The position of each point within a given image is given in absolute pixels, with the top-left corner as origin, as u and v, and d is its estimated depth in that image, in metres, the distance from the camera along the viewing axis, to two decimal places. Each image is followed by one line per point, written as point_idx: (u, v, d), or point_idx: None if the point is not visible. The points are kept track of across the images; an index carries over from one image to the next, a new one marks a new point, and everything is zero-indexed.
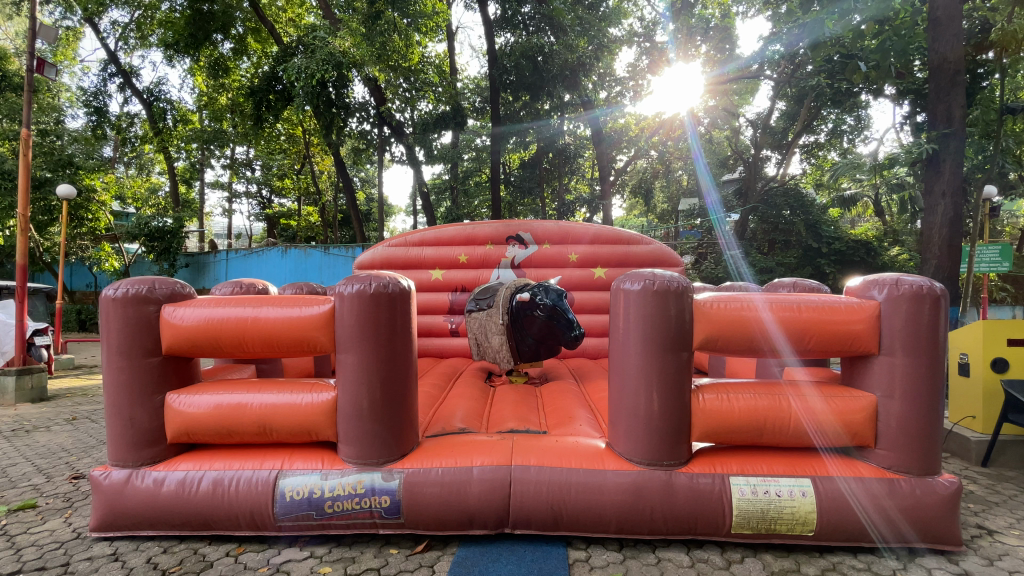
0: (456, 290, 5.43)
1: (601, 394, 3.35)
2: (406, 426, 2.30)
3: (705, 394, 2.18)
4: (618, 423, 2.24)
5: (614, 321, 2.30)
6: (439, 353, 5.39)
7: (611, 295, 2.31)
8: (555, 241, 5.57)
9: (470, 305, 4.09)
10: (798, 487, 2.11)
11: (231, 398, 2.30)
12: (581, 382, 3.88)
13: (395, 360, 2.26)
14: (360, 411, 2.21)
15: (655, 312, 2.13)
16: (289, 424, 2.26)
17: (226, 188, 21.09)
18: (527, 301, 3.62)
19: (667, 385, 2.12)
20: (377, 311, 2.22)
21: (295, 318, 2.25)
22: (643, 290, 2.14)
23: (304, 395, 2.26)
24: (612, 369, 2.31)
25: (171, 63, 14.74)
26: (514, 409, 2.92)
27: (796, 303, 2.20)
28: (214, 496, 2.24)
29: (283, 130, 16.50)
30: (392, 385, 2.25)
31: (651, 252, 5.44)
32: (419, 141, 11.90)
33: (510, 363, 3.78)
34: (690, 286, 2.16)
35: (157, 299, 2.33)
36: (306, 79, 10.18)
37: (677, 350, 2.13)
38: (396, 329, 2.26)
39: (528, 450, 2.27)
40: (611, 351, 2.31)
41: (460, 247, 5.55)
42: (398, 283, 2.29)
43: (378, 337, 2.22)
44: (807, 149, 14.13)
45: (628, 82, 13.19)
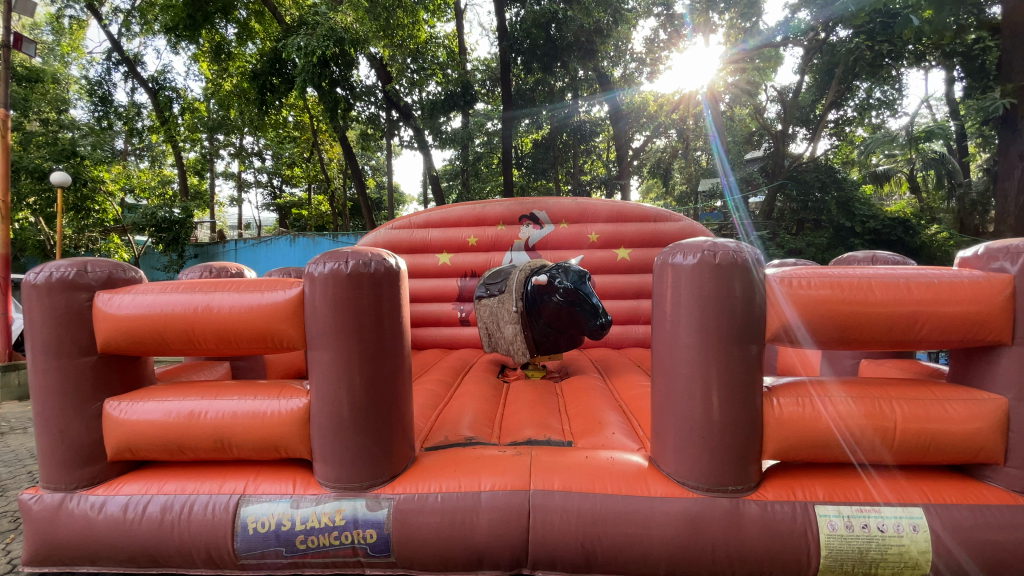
0: (466, 276, 4.99)
1: (633, 392, 2.86)
2: (396, 436, 1.84)
3: (780, 399, 1.69)
4: (664, 435, 1.77)
5: (658, 305, 1.80)
6: (449, 344, 4.95)
7: (654, 273, 1.81)
8: (574, 220, 5.05)
9: (478, 290, 3.66)
10: (906, 520, 1.62)
11: (183, 405, 1.86)
12: (607, 376, 3.40)
13: (383, 357, 1.81)
14: (338, 420, 1.76)
15: (714, 293, 1.63)
16: (251, 438, 1.80)
17: (236, 179, 20.94)
18: (545, 286, 3.13)
19: (730, 388, 1.64)
20: (356, 295, 1.74)
21: (255, 307, 1.79)
22: (701, 265, 1.64)
23: (270, 402, 1.81)
24: (655, 368, 1.83)
25: (175, 50, 14.47)
26: (531, 412, 2.45)
27: (900, 278, 1.68)
28: (162, 525, 1.82)
29: (290, 115, 16.13)
30: (378, 390, 1.79)
31: (680, 231, 4.94)
32: (427, 124, 11.35)
33: (525, 356, 3.32)
34: (761, 259, 1.66)
35: (90, 286, 1.90)
36: (307, 57, 9.59)
37: (744, 341, 1.64)
38: (383, 319, 1.80)
39: (551, 468, 1.80)
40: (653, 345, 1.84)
41: (469, 229, 5.07)
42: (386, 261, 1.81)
43: (357, 326, 1.75)
44: (835, 126, 13.40)
45: (644, 59, 12.68)
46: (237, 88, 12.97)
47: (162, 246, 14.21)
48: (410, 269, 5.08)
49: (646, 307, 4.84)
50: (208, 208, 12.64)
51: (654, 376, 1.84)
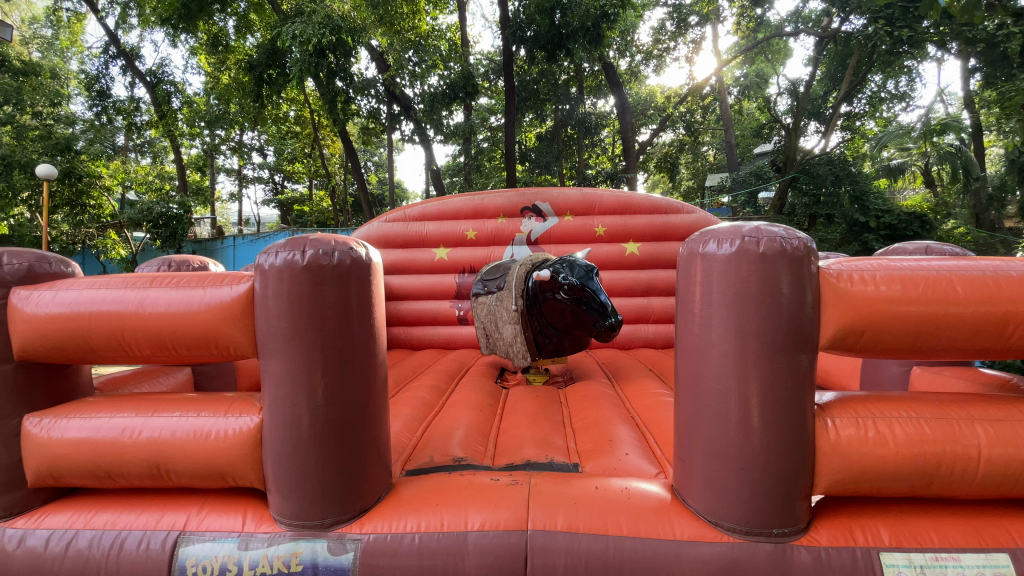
0: (464, 272, 4.69)
1: (647, 401, 2.56)
2: (369, 462, 1.54)
3: (836, 420, 1.39)
4: (692, 462, 1.46)
5: (685, 303, 1.50)
6: (446, 344, 4.65)
7: (679, 264, 1.51)
8: (579, 212, 4.74)
9: (475, 288, 3.37)
10: (993, 571, 1.31)
11: (114, 422, 1.57)
12: (616, 381, 3.09)
13: (353, 368, 1.50)
14: (298, 442, 1.46)
15: (753, 289, 1.34)
16: (192, 464, 1.51)
17: (236, 174, 20.73)
18: (548, 283, 2.82)
19: (774, 408, 1.35)
20: (318, 291, 1.43)
21: (198, 308, 1.48)
22: (740, 255, 1.34)
23: (217, 421, 1.51)
24: (679, 380, 1.54)
25: (174, 42, 14.18)
26: (531, 425, 2.15)
27: (986, 271, 1.36)
28: (88, 566, 1.52)
29: (290, 109, 15.85)
30: (347, 406, 1.49)
31: (693, 223, 4.63)
32: (429, 118, 11.04)
33: (526, 359, 3.01)
34: (816, 250, 1.35)
35: (7, 281, 1.60)
36: (303, 45, 9.21)
37: (791, 349, 1.34)
38: (354, 322, 1.50)
39: (555, 500, 1.50)
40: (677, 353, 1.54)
41: (467, 222, 4.76)
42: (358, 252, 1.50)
43: (320, 329, 1.44)
44: (848, 119, 13.01)
45: (650, 51, 12.36)
46: (235, 82, 12.69)
47: (159, 243, 13.79)
48: (406, 264, 4.78)
49: (656, 305, 4.55)
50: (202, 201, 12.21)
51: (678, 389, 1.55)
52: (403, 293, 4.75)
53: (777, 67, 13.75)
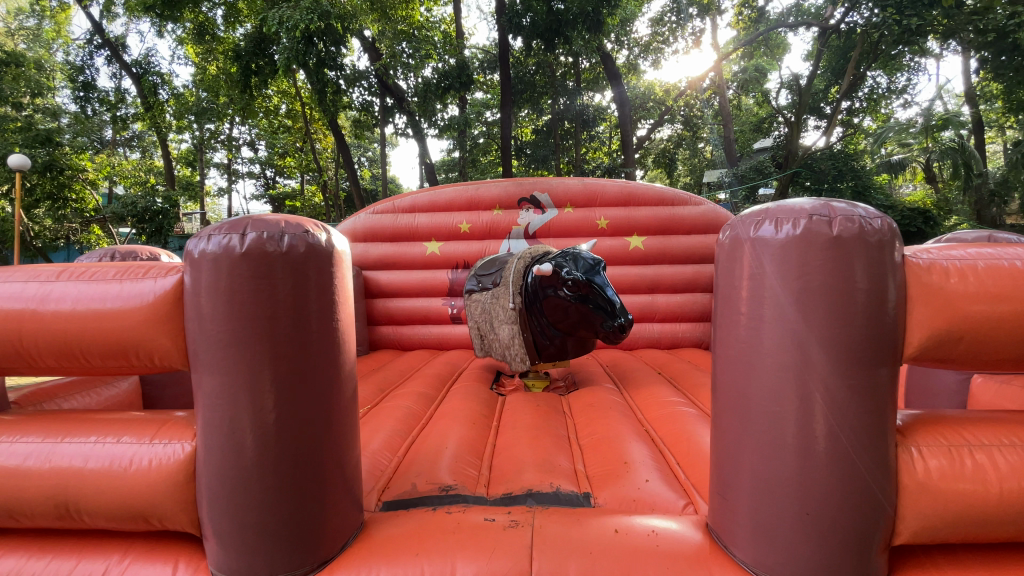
0: (457, 267, 4.39)
1: (663, 412, 2.27)
2: (332, 500, 1.25)
3: (920, 449, 1.11)
4: (737, 499, 1.18)
5: (728, 301, 1.20)
6: (439, 344, 4.36)
7: (720, 252, 1.22)
8: (581, 203, 4.44)
9: (468, 284, 3.07)
10: None
11: (19, 448, 1.26)
12: (624, 387, 2.80)
13: (313, 383, 1.21)
14: (241, 476, 1.16)
15: (819, 283, 1.06)
16: (112, 502, 1.21)
17: (226, 168, 20.29)
18: (549, 277, 2.53)
19: (847, 435, 1.06)
20: (267, 286, 1.13)
21: (115, 310, 1.17)
22: (806, 240, 1.06)
23: (143, 449, 1.21)
24: (718, 397, 1.25)
25: (161, 32, 13.76)
26: (532, 442, 1.86)
27: None
28: None
29: (280, 101, 15.45)
30: (304, 431, 1.19)
31: (701, 216, 4.36)
32: (422, 110, 10.67)
33: (525, 363, 2.69)
34: (900, 236, 1.06)
35: None
36: (290, 31, 8.79)
37: (866, 361, 1.06)
38: (317, 324, 1.21)
39: (566, 544, 1.21)
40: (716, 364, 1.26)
41: (460, 214, 4.45)
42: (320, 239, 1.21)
43: (270, 334, 1.14)
44: (848, 115, 12.80)
45: (648, 45, 12.10)
46: (221, 73, 12.25)
47: (144, 239, 13.20)
48: (395, 260, 4.46)
49: (662, 302, 4.27)
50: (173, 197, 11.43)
51: (717, 407, 1.27)
52: (392, 290, 4.45)
53: (776, 62, 13.50)
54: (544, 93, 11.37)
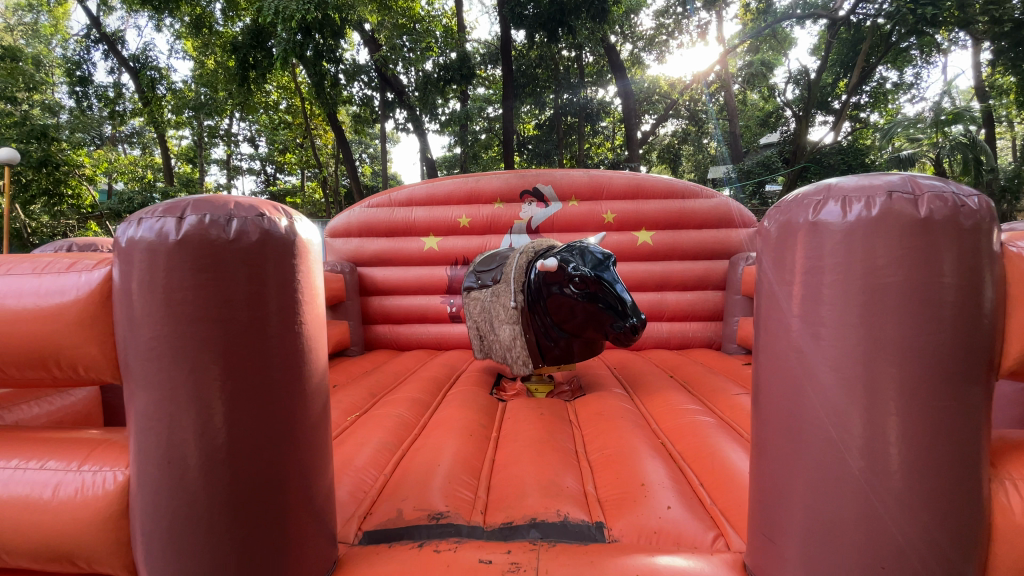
0: (456, 264, 4.20)
1: (679, 421, 2.07)
2: (300, 537, 1.05)
3: (1012, 484, 0.92)
4: (787, 541, 0.97)
5: (777, 298, 0.99)
6: (437, 344, 4.17)
7: (767, 239, 1.01)
8: (586, 196, 4.22)
9: (467, 281, 2.87)
10: None
11: None
12: (634, 392, 2.59)
13: (275, 398, 1.01)
14: (186, 509, 0.95)
15: (895, 279, 0.85)
16: (35, 538, 1.00)
17: (226, 165, 20.13)
18: (554, 273, 2.32)
19: (927, 468, 0.86)
20: (215, 283, 0.92)
21: (36, 307, 0.97)
22: (882, 224, 0.85)
23: (73, 475, 1.01)
24: (761, 415, 1.05)
25: (158, 26, 13.57)
26: (537, 457, 1.65)
27: None
28: None
29: (279, 96, 15.23)
30: (268, 455, 1.00)
31: (712, 210, 4.14)
32: (422, 104, 10.42)
33: (527, 367, 2.49)
34: (996, 221, 0.86)
35: None
36: (287, 22, 8.57)
37: (950, 375, 0.86)
38: (282, 327, 1.00)
39: None
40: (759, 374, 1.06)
41: (459, 207, 4.24)
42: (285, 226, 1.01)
43: (221, 340, 0.94)
44: (856, 110, 12.53)
45: (652, 39, 11.89)
46: (217, 68, 12.01)
47: None
48: (391, 255, 4.25)
49: (671, 301, 4.07)
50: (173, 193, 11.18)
51: (758, 425, 1.07)
52: (388, 287, 4.25)
53: (782, 56, 13.21)
54: (547, 87, 11.12)
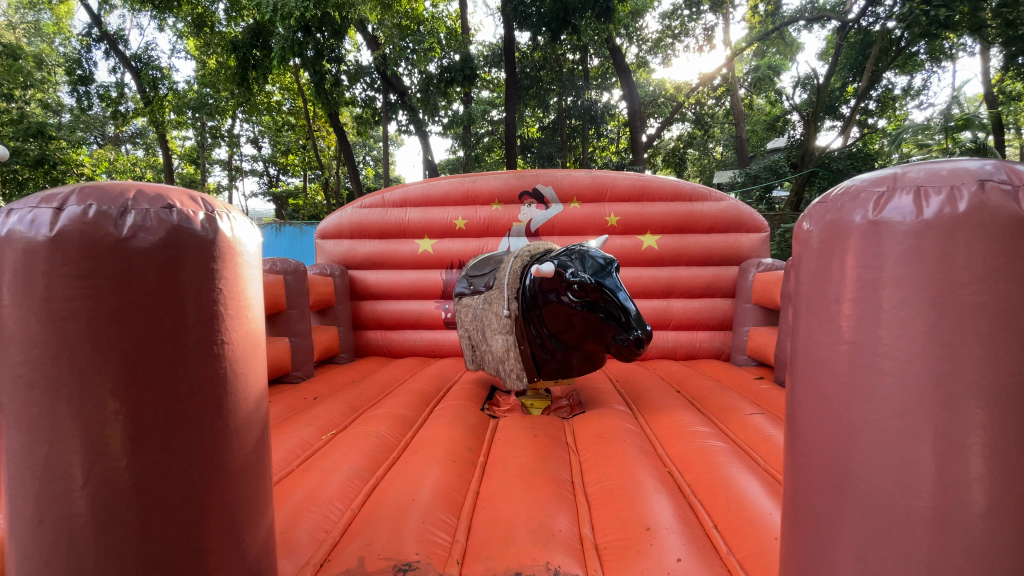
0: (452, 268, 4.00)
1: (688, 447, 1.86)
2: None
3: None
4: None
5: (826, 316, 0.80)
6: (431, 352, 3.98)
7: (813, 241, 0.82)
8: (588, 198, 4.02)
9: (459, 286, 2.67)
10: None
11: None
12: (638, 410, 2.38)
13: (200, 434, 0.82)
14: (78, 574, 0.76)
15: (984, 296, 0.66)
16: None
17: (229, 166, 20.04)
18: (551, 279, 2.11)
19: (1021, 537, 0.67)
20: (117, 291, 0.74)
21: None
22: (966, 223, 0.66)
23: None
24: (804, 459, 0.85)
25: (161, 26, 13.49)
26: (528, 491, 1.45)
27: None
28: None
29: (281, 97, 15.12)
30: (188, 503, 0.81)
31: (721, 213, 3.92)
32: (424, 105, 10.23)
33: (522, 382, 2.29)
34: None
35: None
36: (285, 19, 8.41)
37: None
38: (209, 346, 0.82)
39: None
40: (800, 409, 0.86)
41: (456, 208, 4.05)
42: (214, 223, 0.83)
43: (127, 361, 0.75)
44: (865, 115, 12.28)
45: (658, 43, 11.72)
46: (218, 68, 11.84)
47: None
48: (384, 258, 4.06)
49: (677, 308, 3.87)
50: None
51: (800, 470, 0.87)
52: (381, 292, 4.06)
53: (789, 60, 12.98)
54: (550, 88, 10.93)
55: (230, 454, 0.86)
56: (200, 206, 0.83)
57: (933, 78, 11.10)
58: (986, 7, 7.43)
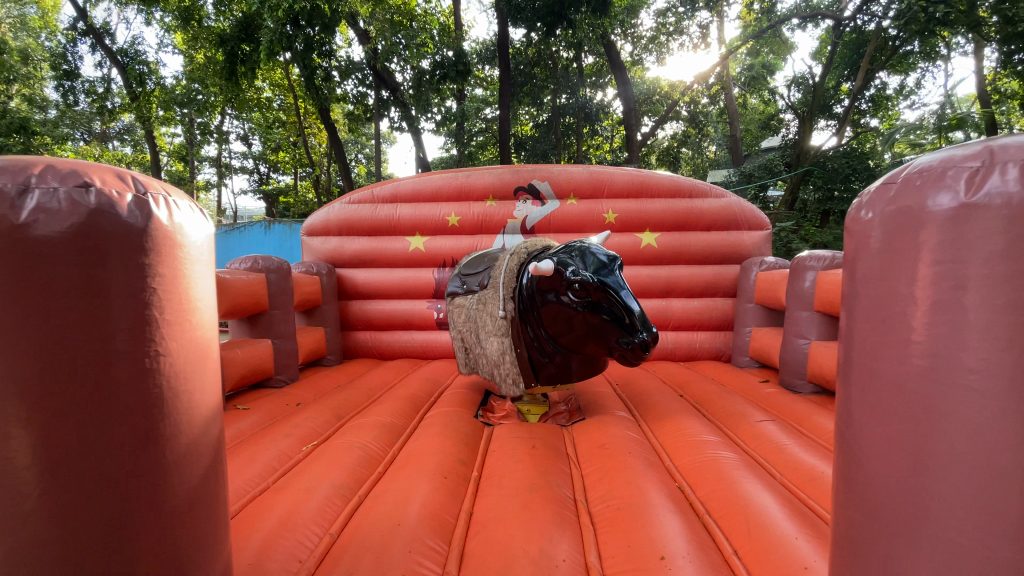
0: (444, 266, 3.85)
1: (696, 457, 1.73)
2: None
3: None
4: None
5: (894, 323, 0.68)
6: (423, 353, 3.83)
7: (877, 234, 0.71)
8: (586, 195, 3.89)
9: (451, 285, 2.52)
10: None
11: None
12: (641, 417, 2.26)
13: (137, 459, 0.69)
14: None
15: None
16: None
17: (219, 163, 19.75)
18: (549, 278, 1.97)
19: None
20: (25, 290, 0.62)
21: None
22: None
23: None
24: (868, 491, 0.72)
25: (149, 20, 13.21)
26: (523, 513, 1.31)
27: None
28: None
29: (272, 94, 14.89)
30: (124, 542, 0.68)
31: (722, 210, 3.81)
32: (416, 102, 10.06)
33: (518, 388, 2.16)
34: None
35: None
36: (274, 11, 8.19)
37: None
38: (140, 354, 0.69)
39: None
40: (861, 431, 0.73)
41: (448, 204, 3.90)
42: (145, 208, 0.70)
43: (43, 372, 0.62)
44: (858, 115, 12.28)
45: (652, 41, 11.65)
46: (206, 62, 11.59)
47: None
48: (374, 256, 3.90)
49: (677, 308, 3.75)
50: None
51: (856, 502, 0.75)
52: (370, 291, 3.90)
53: (783, 60, 12.95)
54: (544, 86, 10.79)
55: (170, 483, 0.73)
56: (129, 187, 0.70)
57: (927, 78, 11.07)
58: (984, 5, 7.37)
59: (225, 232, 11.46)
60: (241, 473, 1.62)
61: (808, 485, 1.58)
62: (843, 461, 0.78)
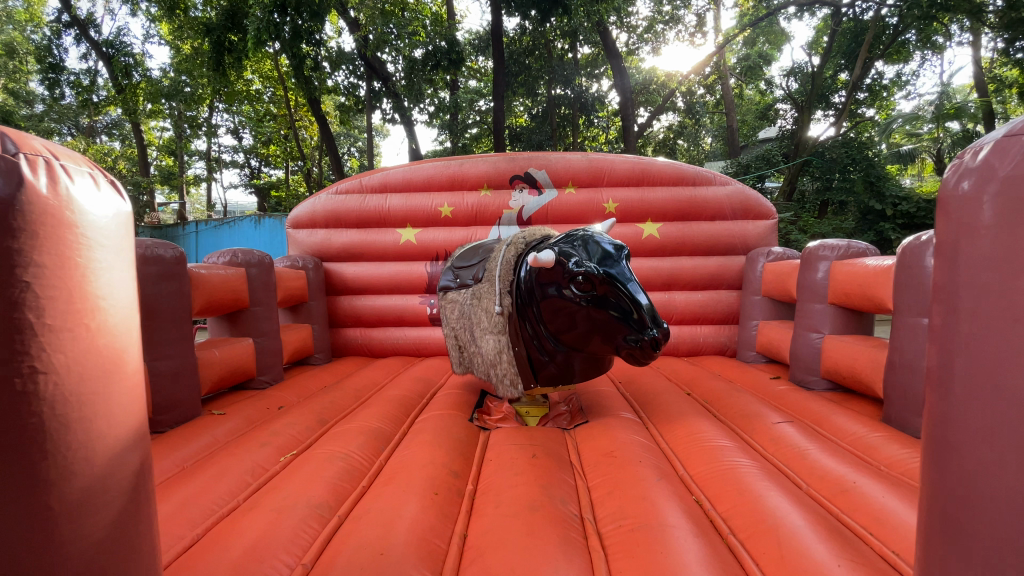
0: (437, 260, 3.68)
1: (711, 466, 1.58)
2: None
3: None
4: None
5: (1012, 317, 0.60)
6: (416, 350, 3.67)
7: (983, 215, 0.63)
8: (584, 183, 3.72)
9: (443, 279, 2.35)
10: None
11: None
12: (648, 418, 2.11)
13: None
14: None
15: None
16: None
17: (208, 157, 19.40)
18: (550, 270, 1.81)
19: None
20: None
21: None
22: None
23: None
24: (979, 519, 0.61)
25: (134, 11, 12.88)
26: (524, 537, 1.15)
27: None
28: None
29: (262, 87, 14.61)
30: None
31: (727, 199, 3.65)
32: (408, 92, 9.81)
33: (516, 390, 2.00)
34: None
35: None
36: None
37: None
38: None
39: None
40: (969, 449, 0.62)
41: (441, 194, 3.72)
42: None
43: None
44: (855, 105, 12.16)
45: (648, 30, 11.45)
46: (191, 53, 11.29)
47: None
48: (363, 249, 3.72)
49: (680, 301, 3.60)
50: (142, 187, 10.33)
51: (961, 533, 0.63)
52: (359, 286, 3.72)
53: (780, 50, 12.78)
54: (539, 77, 10.57)
55: None
56: None
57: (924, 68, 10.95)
58: None
59: (214, 227, 11.23)
60: (208, 490, 1.45)
61: (839, 497, 1.43)
62: (939, 482, 0.67)
